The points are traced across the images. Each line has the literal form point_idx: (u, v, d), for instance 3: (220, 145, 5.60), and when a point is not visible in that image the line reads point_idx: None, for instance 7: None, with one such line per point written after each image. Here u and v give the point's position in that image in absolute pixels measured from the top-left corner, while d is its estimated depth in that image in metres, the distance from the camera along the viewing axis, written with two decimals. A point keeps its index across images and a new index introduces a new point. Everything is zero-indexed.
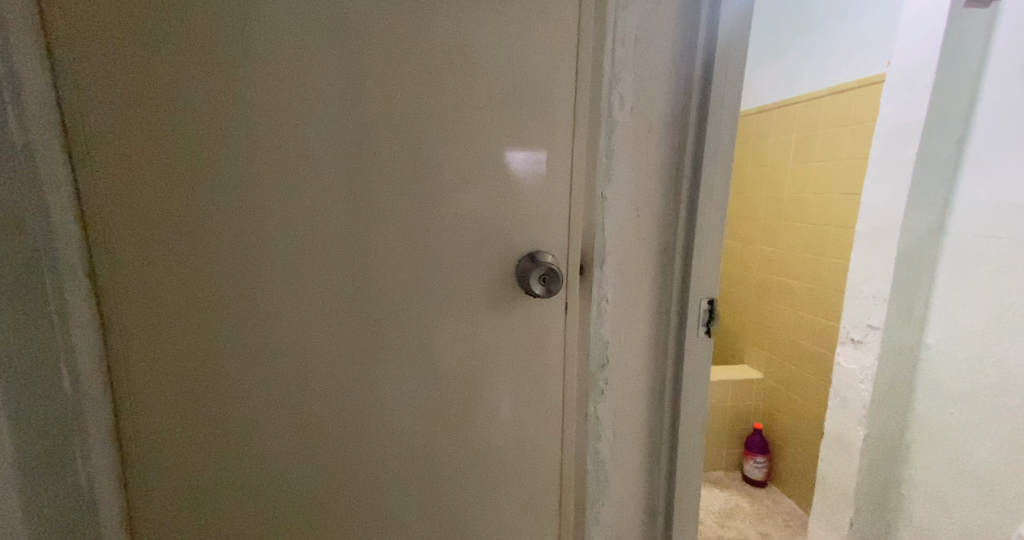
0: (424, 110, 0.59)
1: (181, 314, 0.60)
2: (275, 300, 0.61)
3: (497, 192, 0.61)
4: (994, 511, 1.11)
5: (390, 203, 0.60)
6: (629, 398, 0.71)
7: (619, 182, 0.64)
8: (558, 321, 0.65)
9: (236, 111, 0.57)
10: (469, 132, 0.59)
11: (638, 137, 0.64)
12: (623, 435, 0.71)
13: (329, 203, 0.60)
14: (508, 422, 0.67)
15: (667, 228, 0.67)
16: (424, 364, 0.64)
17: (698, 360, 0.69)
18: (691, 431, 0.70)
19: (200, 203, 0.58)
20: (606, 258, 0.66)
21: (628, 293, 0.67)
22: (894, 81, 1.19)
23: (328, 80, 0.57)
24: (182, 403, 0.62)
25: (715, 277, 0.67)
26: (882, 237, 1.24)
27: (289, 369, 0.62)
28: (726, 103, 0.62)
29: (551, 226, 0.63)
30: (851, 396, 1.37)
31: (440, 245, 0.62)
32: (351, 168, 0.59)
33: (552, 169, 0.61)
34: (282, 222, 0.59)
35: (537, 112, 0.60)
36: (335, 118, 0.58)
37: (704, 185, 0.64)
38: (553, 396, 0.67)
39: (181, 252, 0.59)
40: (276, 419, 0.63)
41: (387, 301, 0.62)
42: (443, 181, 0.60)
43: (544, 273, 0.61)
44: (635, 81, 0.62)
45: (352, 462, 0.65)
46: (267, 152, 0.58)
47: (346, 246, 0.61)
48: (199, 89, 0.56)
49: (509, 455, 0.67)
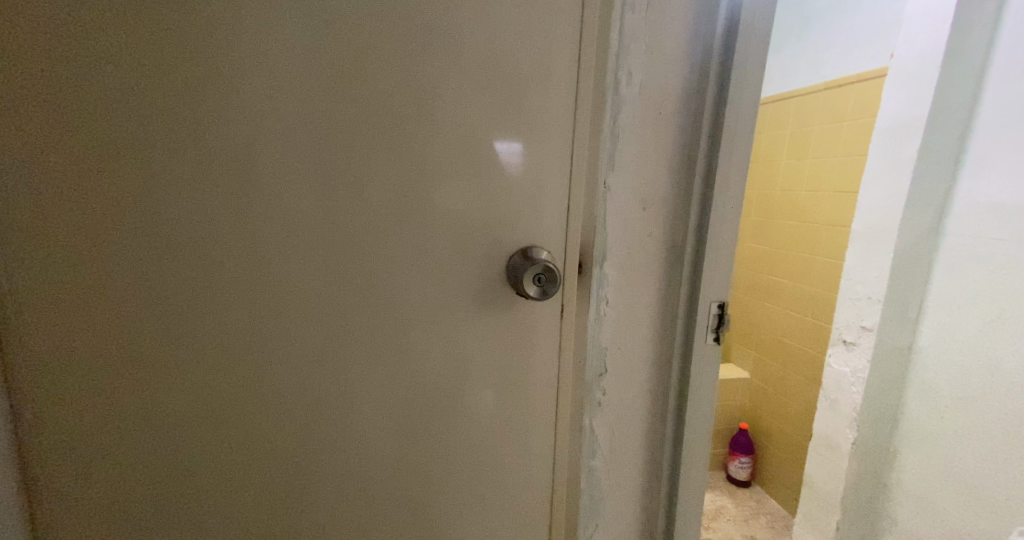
0: (405, 87, 0.52)
1: (124, 335, 0.52)
2: (239, 316, 0.54)
3: (487, 181, 0.55)
4: (985, 518, 1.09)
5: (367, 197, 0.53)
6: (628, 409, 0.65)
7: (623, 175, 0.58)
8: (552, 326, 0.59)
9: (192, 102, 0.50)
10: (456, 114, 0.53)
11: (646, 124, 0.58)
12: (621, 449, 0.66)
13: (298, 195, 0.52)
14: (495, 436, 0.60)
15: (674, 225, 0.61)
16: (401, 375, 0.57)
17: (705, 370, 0.63)
18: (695, 444, 0.65)
19: (149, 207, 0.51)
20: (607, 257, 0.60)
21: (630, 296, 0.62)
22: (894, 75, 1.15)
23: (298, 48, 0.50)
24: (126, 435, 0.54)
25: (726, 280, 0.61)
26: (879, 237, 1.20)
27: (253, 390, 0.56)
28: (746, 89, 0.57)
29: (547, 222, 0.56)
30: (842, 398, 1.34)
31: (420, 241, 0.55)
32: (324, 156, 0.52)
33: (550, 157, 0.55)
34: (247, 225, 0.52)
35: (533, 92, 0.53)
36: (306, 101, 0.51)
37: (719, 179, 0.58)
38: (546, 408, 0.61)
39: (125, 264, 0.51)
40: (223, 427, 0.56)
41: (361, 303, 0.56)
42: (426, 170, 0.53)
43: (539, 273, 0.55)
44: (645, 61, 0.56)
45: (323, 482, 0.59)
46: (228, 148, 0.51)
47: (316, 246, 0.54)
48: (145, 78, 0.49)
49: (495, 472, 0.61)
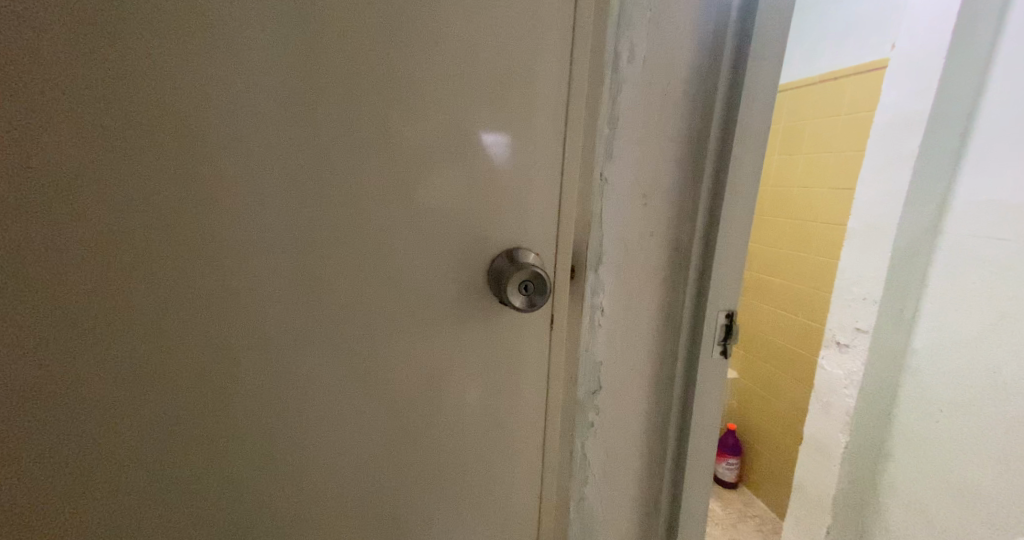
0: (375, 66, 0.44)
1: (91, 398, 0.45)
2: (224, 371, 0.47)
3: (469, 177, 0.48)
4: (980, 525, 1.06)
5: (338, 197, 0.46)
6: (625, 427, 0.59)
7: (623, 169, 0.52)
8: (543, 338, 0.53)
9: (167, 124, 0.42)
10: (436, 97, 0.46)
11: (649, 115, 0.52)
12: (616, 471, 0.60)
13: (265, 204, 0.45)
14: (476, 463, 0.54)
15: (679, 225, 0.55)
16: (369, 397, 0.50)
17: (710, 387, 0.58)
18: (697, 467, 0.60)
19: (119, 249, 0.43)
20: (603, 263, 0.54)
21: (628, 305, 0.56)
22: (896, 66, 1.10)
23: (245, 14, 0.42)
24: (88, 510, 0.46)
25: (735, 289, 0.55)
26: (876, 236, 1.14)
27: (231, 447, 0.48)
28: (763, 75, 0.51)
29: (539, 222, 0.50)
30: (834, 402, 1.28)
31: (391, 245, 0.48)
32: (284, 149, 0.44)
33: (543, 148, 0.48)
34: (222, 252, 0.45)
35: (524, 75, 0.47)
36: (268, 88, 0.43)
37: (731, 176, 0.52)
38: (535, 428, 0.55)
39: (91, 315, 0.44)
40: (181, 462, 0.48)
41: (326, 316, 0.48)
42: (404, 163, 0.46)
43: (526, 280, 0.48)
44: (648, 44, 0.50)
45: (291, 527, 0.52)
46: (208, 177, 0.44)
47: (278, 255, 0.46)
48: (113, 97, 0.41)
49: (477, 498, 0.55)
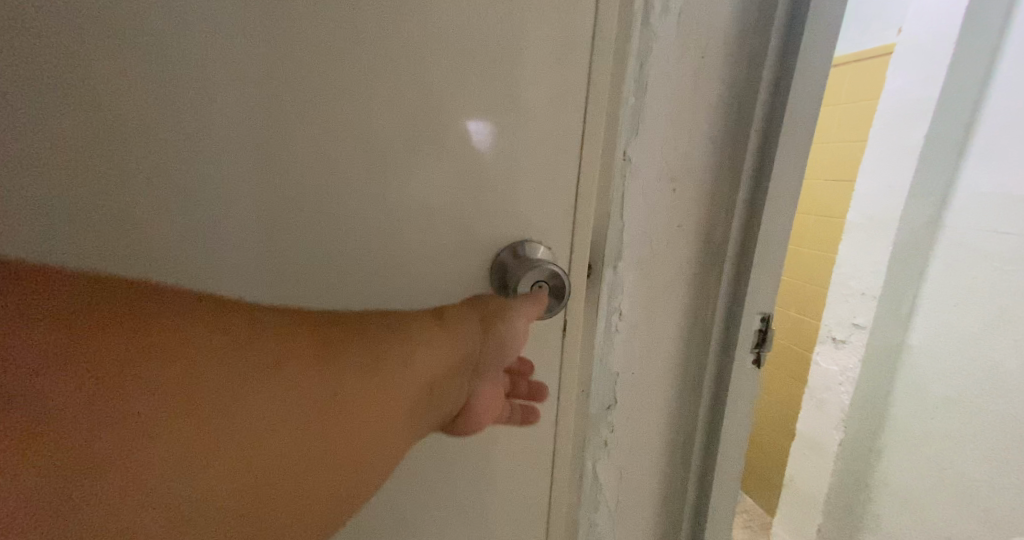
0: (360, 30, 0.37)
1: None
2: None
3: (469, 166, 0.41)
4: (975, 523, 1.04)
5: (317, 179, 0.40)
6: (642, 443, 0.53)
7: (651, 151, 0.46)
8: (554, 349, 0.46)
9: (79, 61, 0.35)
10: (434, 71, 0.39)
11: (680, 98, 0.45)
12: (630, 490, 0.55)
13: (214, 171, 0.38)
14: (473, 485, 0.48)
15: (712, 217, 0.49)
16: None
17: (740, 400, 0.52)
18: (723, 489, 0.54)
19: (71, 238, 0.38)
20: (623, 265, 0.48)
21: (649, 309, 0.50)
22: (902, 50, 1.05)
23: None
24: None
25: (771, 294, 0.49)
26: (875, 229, 1.11)
27: None
28: (823, 42, 0.43)
29: (556, 211, 0.44)
30: (828, 399, 1.25)
31: (385, 244, 0.43)
32: (254, 122, 0.38)
33: (562, 123, 0.41)
34: (229, 287, 0.41)
35: (537, 46, 0.39)
36: (230, 48, 0.36)
37: (777, 160, 0.45)
38: (543, 443, 0.49)
39: None
40: None
41: None
42: (398, 148, 0.40)
43: (542, 282, 0.43)
44: (681, 15, 0.43)
45: None
46: (127, 118, 0.37)
47: (247, 249, 0.40)
48: (16, 46, 0.34)
49: (477, 521, 0.49)
